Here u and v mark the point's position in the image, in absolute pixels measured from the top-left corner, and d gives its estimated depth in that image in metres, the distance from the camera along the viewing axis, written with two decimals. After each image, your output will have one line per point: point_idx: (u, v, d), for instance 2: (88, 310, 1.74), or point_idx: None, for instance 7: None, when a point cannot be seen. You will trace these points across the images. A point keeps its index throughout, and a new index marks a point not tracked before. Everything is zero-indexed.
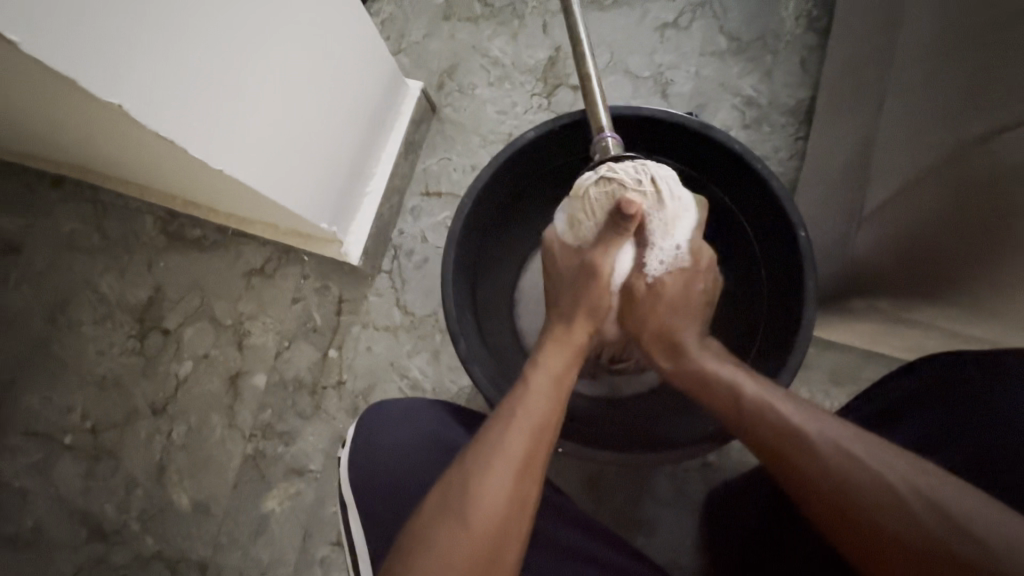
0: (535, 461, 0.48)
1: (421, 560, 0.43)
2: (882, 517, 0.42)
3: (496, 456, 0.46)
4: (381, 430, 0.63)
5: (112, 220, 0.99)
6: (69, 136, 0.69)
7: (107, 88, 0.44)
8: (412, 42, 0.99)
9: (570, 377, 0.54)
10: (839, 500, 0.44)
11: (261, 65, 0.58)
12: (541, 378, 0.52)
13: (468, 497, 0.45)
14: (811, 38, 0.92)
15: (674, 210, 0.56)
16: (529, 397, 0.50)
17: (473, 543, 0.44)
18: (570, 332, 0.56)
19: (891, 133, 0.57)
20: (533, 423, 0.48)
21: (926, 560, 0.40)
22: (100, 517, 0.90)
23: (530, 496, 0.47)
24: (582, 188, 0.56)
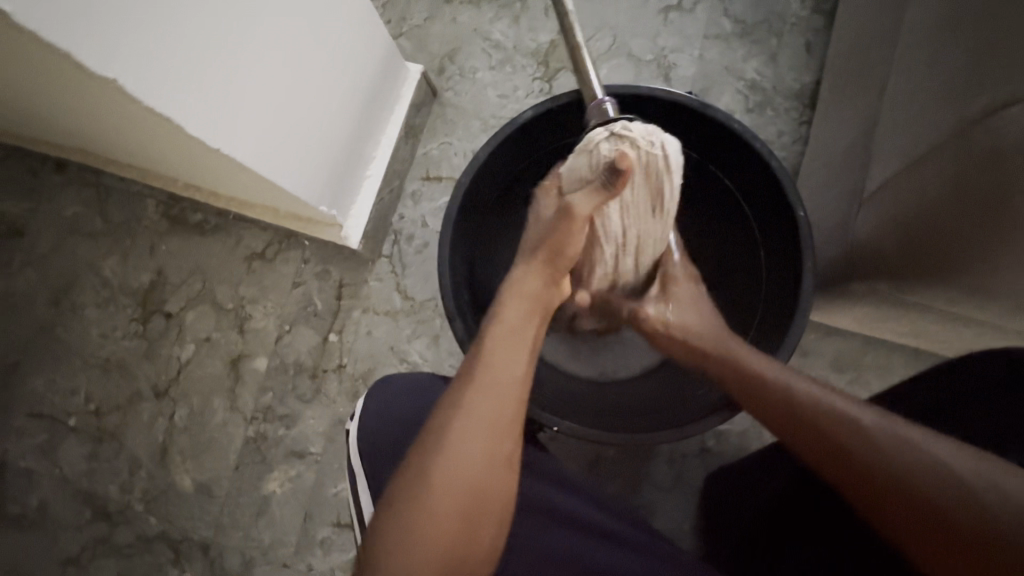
0: (504, 418, 0.47)
1: (399, 518, 0.44)
2: (887, 478, 0.42)
3: (461, 414, 0.46)
4: (389, 404, 0.62)
5: (115, 204, 0.99)
6: (69, 117, 0.69)
7: (98, 61, 0.43)
8: (413, 26, 0.99)
9: (528, 328, 0.52)
10: (844, 463, 0.44)
11: (260, 44, 0.58)
12: (501, 332, 0.51)
13: (436, 457, 0.45)
14: (817, 21, 0.90)
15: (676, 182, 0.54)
16: (490, 353, 0.49)
17: (445, 499, 0.44)
18: (524, 279, 0.54)
19: (893, 114, 0.57)
20: (500, 380, 0.48)
21: (929, 523, 0.40)
22: (105, 497, 0.91)
23: (500, 451, 0.47)
24: (593, 141, 0.52)
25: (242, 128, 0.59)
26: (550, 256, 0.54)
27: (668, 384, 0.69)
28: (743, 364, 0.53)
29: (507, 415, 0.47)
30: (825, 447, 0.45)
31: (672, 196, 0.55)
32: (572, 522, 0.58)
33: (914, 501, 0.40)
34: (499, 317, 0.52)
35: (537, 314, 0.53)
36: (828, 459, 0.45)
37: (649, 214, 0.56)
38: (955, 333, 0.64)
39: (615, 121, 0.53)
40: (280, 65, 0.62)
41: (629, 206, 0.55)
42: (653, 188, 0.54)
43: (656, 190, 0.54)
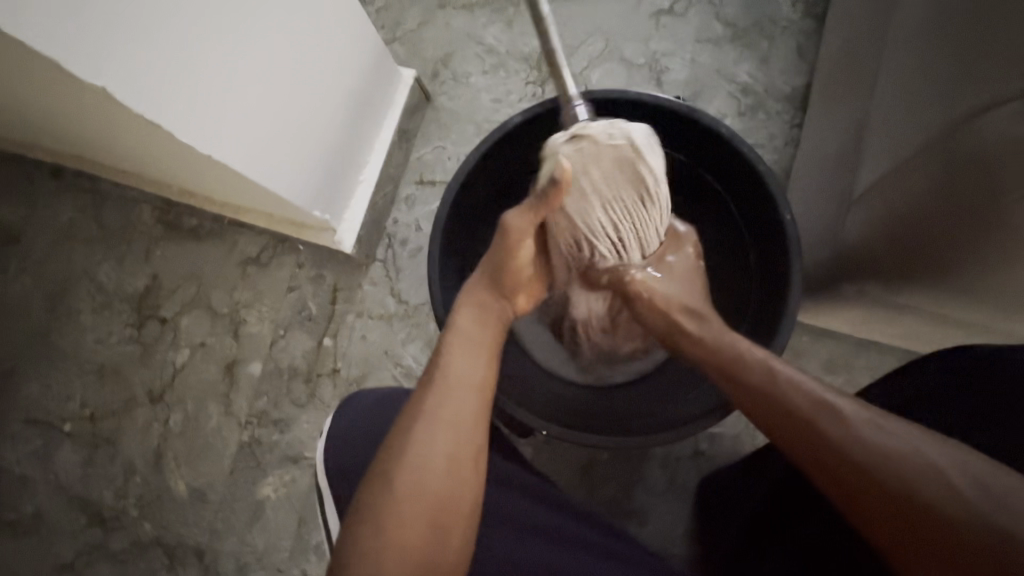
0: (467, 422, 0.48)
1: (371, 524, 0.43)
2: (873, 475, 0.40)
3: (424, 419, 0.47)
4: (354, 419, 0.63)
5: (110, 210, 1.00)
6: (63, 124, 0.70)
7: (89, 69, 0.44)
8: (406, 31, 0.99)
9: (483, 331, 0.53)
10: (832, 461, 0.42)
11: (253, 51, 0.59)
12: (459, 340, 0.52)
13: (398, 461, 0.45)
14: (808, 24, 0.91)
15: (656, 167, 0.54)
16: (453, 357, 0.50)
17: (414, 502, 0.44)
18: (475, 289, 0.55)
19: (881, 116, 0.57)
20: (461, 383, 0.49)
21: (915, 520, 0.39)
22: (100, 503, 0.91)
23: (468, 454, 0.47)
24: (553, 147, 0.53)
25: (234, 133, 0.60)
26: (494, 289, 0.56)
27: (659, 387, 0.70)
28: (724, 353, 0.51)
29: (470, 418, 0.48)
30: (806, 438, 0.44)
31: (654, 178, 0.54)
32: (556, 536, 0.58)
33: (898, 498, 0.39)
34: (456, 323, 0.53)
35: (489, 320, 0.54)
36: (812, 452, 0.43)
37: (637, 208, 0.55)
38: (945, 335, 0.64)
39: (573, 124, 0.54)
40: (272, 72, 0.62)
41: (620, 204, 0.55)
42: (633, 181, 0.53)
43: (637, 178, 0.53)
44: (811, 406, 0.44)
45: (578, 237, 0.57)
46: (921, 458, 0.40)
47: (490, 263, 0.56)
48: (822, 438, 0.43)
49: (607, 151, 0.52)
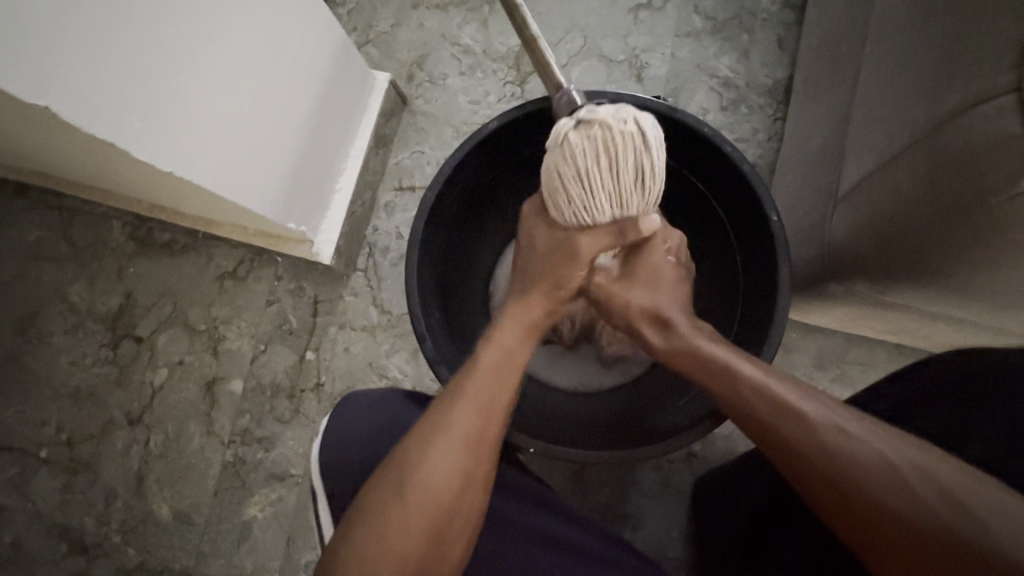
0: (483, 441, 0.46)
1: (368, 529, 0.43)
2: (882, 502, 0.38)
3: (440, 434, 0.45)
4: (340, 426, 0.60)
5: (79, 227, 0.96)
6: (20, 141, 0.66)
7: (29, 88, 0.40)
8: (380, 33, 0.96)
9: (519, 351, 0.50)
10: (842, 485, 0.40)
11: (212, 59, 0.56)
12: (489, 353, 0.49)
13: (407, 475, 0.44)
14: (787, 15, 0.89)
15: (664, 156, 0.44)
16: (479, 374, 0.48)
17: (411, 523, 0.43)
18: (526, 308, 0.52)
19: (865, 110, 0.56)
20: (482, 402, 0.47)
21: (915, 546, 0.37)
22: (80, 530, 0.88)
23: (473, 480, 0.46)
24: (559, 134, 0.43)
25: (196, 147, 0.57)
26: (552, 287, 0.52)
27: (652, 391, 0.69)
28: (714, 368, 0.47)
29: (482, 444, 0.46)
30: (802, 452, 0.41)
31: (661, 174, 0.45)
32: (550, 542, 0.57)
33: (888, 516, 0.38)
34: (493, 338, 0.50)
35: (532, 338, 0.52)
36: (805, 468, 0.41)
37: (641, 200, 0.46)
38: (934, 330, 0.63)
39: (583, 102, 0.43)
40: (235, 80, 0.60)
41: (623, 192, 0.45)
42: (636, 174, 0.44)
43: (639, 175, 0.44)
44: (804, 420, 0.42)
45: (573, 224, 0.48)
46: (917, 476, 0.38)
47: (523, 278, 0.53)
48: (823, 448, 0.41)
49: (620, 140, 0.42)
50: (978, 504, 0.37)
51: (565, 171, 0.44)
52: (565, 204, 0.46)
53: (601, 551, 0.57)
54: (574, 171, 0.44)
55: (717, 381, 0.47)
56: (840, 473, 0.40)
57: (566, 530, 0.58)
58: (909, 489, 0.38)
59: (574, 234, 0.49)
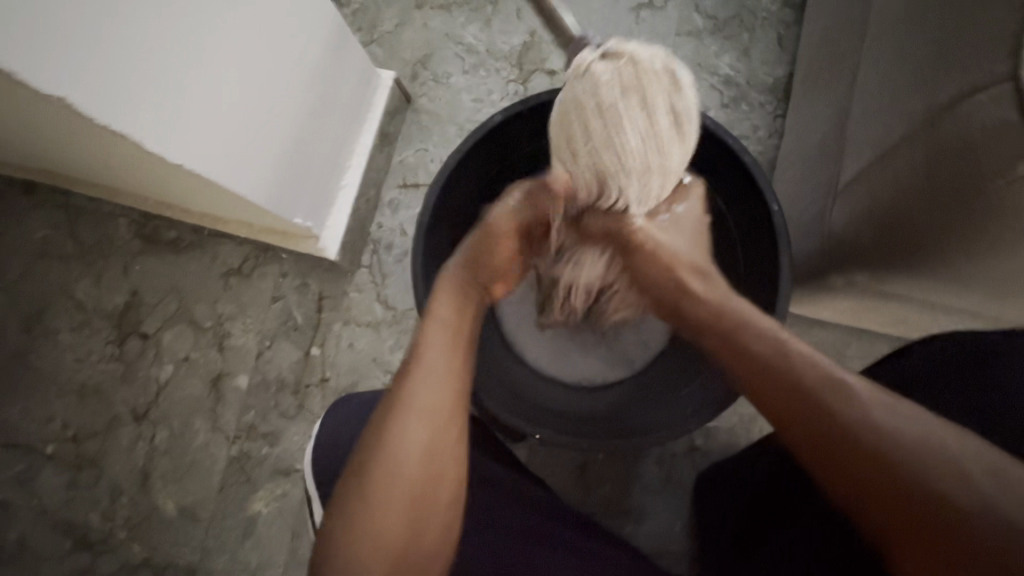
0: (443, 411, 0.45)
1: (359, 525, 0.43)
2: (888, 466, 0.37)
3: (403, 410, 0.45)
4: (337, 426, 0.60)
5: (86, 225, 0.97)
6: (29, 138, 0.67)
7: (47, 80, 0.42)
8: (384, 33, 0.97)
9: (466, 321, 0.49)
10: (840, 449, 0.39)
11: (219, 54, 0.57)
12: (436, 327, 0.48)
13: (384, 456, 0.44)
14: (787, 15, 0.91)
15: (690, 105, 0.48)
16: (431, 347, 0.47)
17: (396, 506, 0.43)
18: (467, 285, 0.51)
19: (863, 104, 0.57)
20: (440, 372, 0.46)
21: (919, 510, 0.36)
22: (85, 526, 0.89)
23: (449, 447, 0.46)
24: (584, 64, 0.46)
25: (205, 141, 0.58)
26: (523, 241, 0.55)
27: (653, 387, 0.70)
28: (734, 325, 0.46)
29: (449, 412, 0.46)
30: (793, 416, 0.41)
31: (687, 117, 0.48)
32: (568, 549, 0.57)
33: (885, 480, 0.37)
34: (432, 311, 0.49)
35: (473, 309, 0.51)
36: (805, 434, 0.40)
37: (670, 144, 0.48)
38: (935, 322, 0.64)
39: (606, 42, 0.47)
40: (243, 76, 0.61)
41: (653, 124, 0.46)
42: (663, 110, 0.46)
43: (666, 112, 0.47)
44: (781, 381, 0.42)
45: (601, 162, 0.48)
46: (908, 436, 0.38)
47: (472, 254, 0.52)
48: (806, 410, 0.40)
49: (647, 72, 0.46)
50: (980, 472, 0.36)
51: (587, 98, 0.46)
52: (594, 135, 0.47)
53: (609, 557, 0.57)
54: (604, 95, 0.45)
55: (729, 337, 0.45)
56: (842, 437, 0.39)
57: (580, 538, 0.58)
58: (897, 449, 0.38)
59: (601, 175, 0.49)
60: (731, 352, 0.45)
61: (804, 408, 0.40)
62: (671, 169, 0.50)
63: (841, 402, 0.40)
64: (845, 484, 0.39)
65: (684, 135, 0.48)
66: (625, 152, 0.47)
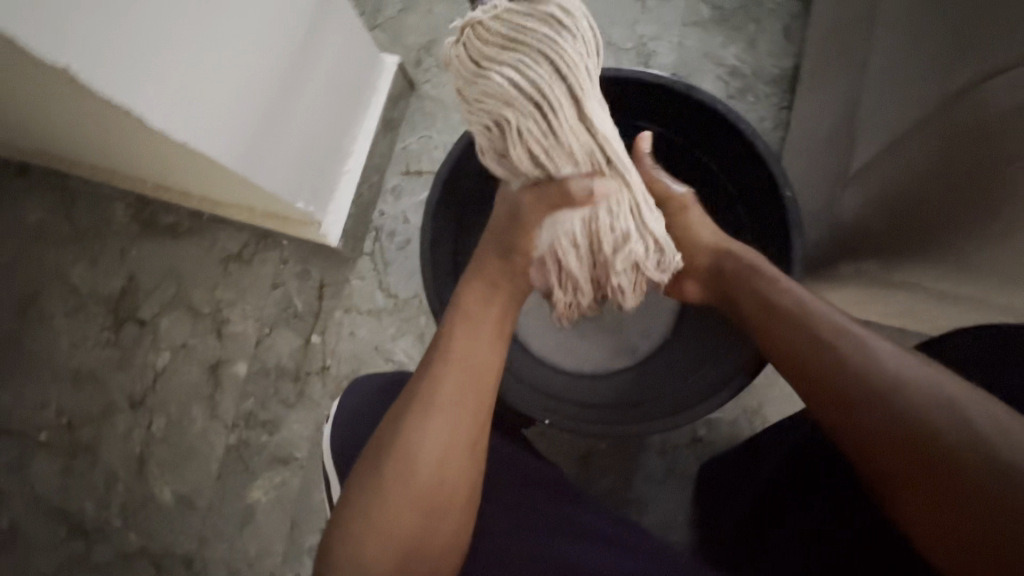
0: (464, 401, 0.47)
1: (374, 507, 0.44)
2: (911, 434, 0.39)
3: (423, 400, 0.46)
4: (353, 408, 0.59)
5: (82, 208, 0.95)
6: (28, 116, 0.66)
7: (49, 46, 0.41)
8: (387, 18, 0.96)
9: (489, 316, 0.51)
10: (857, 417, 0.41)
11: (224, 29, 0.55)
12: (462, 324, 0.50)
13: (398, 444, 0.45)
14: (793, 6, 0.90)
15: (559, 5, 0.43)
16: (456, 342, 0.49)
17: (407, 490, 0.44)
18: (489, 270, 0.53)
19: (877, 91, 0.56)
20: (460, 362, 0.48)
21: (931, 473, 0.37)
22: (80, 514, 0.87)
23: (467, 438, 0.47)
24: (443, 52, 0.46)
25: (210, 119, 0.57)
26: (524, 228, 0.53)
27: (658, 375, 0.70)
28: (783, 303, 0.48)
29: (468, 404, 0.47)
30: (807, 382, 0.44)
31: (563, 33, 0.43)
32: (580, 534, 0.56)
33: (908, 446, 0.39)
34: (464, 305, 0.52)
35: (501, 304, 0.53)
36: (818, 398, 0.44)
37: (548, 55, 0.42)
38: (941, 311, 0.64)
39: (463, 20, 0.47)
40: (251, 53, 0.59)
41: (516, 48, 0.43)
42: (530, 41, 0.42)
43: (532, 42, 0.43)
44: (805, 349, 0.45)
45: (487, 111, 0.44)
46: (918, 398, 0.39)
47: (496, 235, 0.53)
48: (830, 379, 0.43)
49: (491, 23, 0.43)
50: (989, 432, 0.37)
51: (457, 78, 0.45)
52: (468, 96, 0.45)
53: (621, 538, 0.56)
54: (463, 54, 0.44)
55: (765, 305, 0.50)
56: (862, 407, 0.41)
57: (594, 521, 0.57)
58: (919, 416, 0.39)
59: (498, 122, 0.45)
60: (766, 311, 0.49)
61: (818, 376, 0.44)
62: (572, 80, 0.43)
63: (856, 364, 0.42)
64: (873, 452, 0.40)
65: (558, 50, 0.43)
66: (503, 93, 0.43)
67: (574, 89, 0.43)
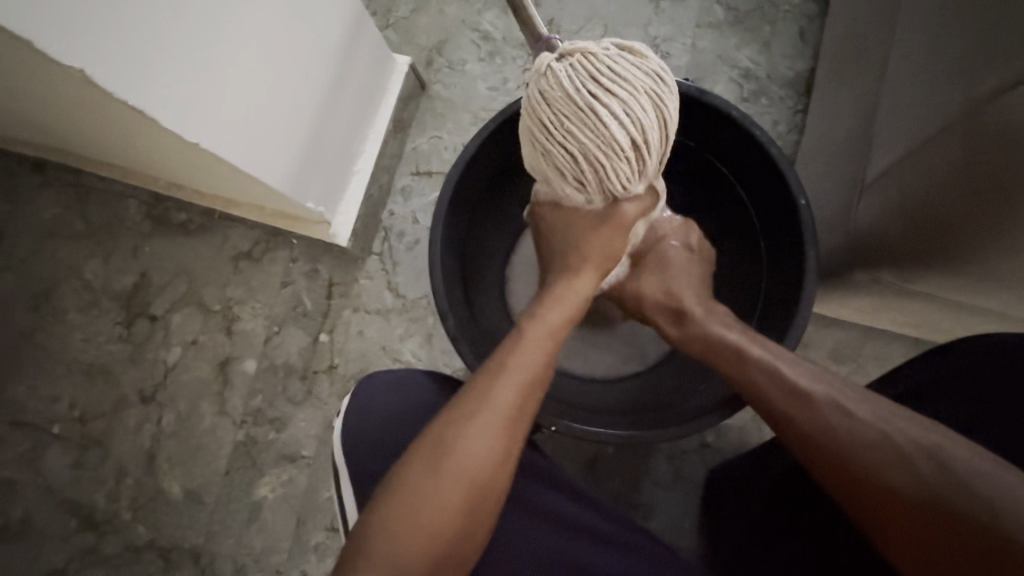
0: (523, 415, 0.47)
1: (408, 507, 0.43)
2: (896, 477, 0.40)
3: (484, 410, 0.46)
4: (364, 407, 0.59)
5: (96, 205, 0.96)
6: (45, 115, 0.67)
7: (66, 49, 0.41)
8: (399, 18, 0.96)
9: (560, 332, 0.52)
10: (842, 459, 0.42)
11: (241, 33, 0.56)
12: (538, 331, 0.51)
13: (450, 450, 0.45)
14: (810, 8, 0.89)
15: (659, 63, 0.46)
16: (521, 355, 0.49)
17: (453, 497, 0.44)
18: (575, 285, 0.54)
19: (894, 98, 0.56)
20: (525, 379, 0.48)
21: (926, 514, 0.39)
22: (91, 506, 0.89)
23: (514, 454, 0.47)
24: (544, 67, 0.45)
25: (222, 121, 0.57)
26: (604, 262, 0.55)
27: (668, 382, 0.69)
28: (725, 352, 0.51)
29: (522, 421, 0.47)
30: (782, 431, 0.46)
31: (664, 86, 0.46)
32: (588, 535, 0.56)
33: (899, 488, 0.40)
34: (540, 316, 0.52)
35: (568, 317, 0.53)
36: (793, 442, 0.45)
37: (652, 103, 0.45)
38: (957, 321, 0.63)
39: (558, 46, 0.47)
40: (265, 55, 0.60)
41: (626, 93, 0.44)
42: (639, 87, 0.45)
43: (640, 91, 0.45)
44: (792, 389, 0.46)
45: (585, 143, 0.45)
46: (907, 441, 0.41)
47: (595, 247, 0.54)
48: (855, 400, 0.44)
49: (604, 63, 0.44)
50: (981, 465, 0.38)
51: (556, 102, 0.45)
52: (564, 123, 0.45)
53: (634, 543, 0.56)
54: (570, 81, 0.44)
55: (723, 358, 0.51)
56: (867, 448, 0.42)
57: (604, 524, 0.57)
58: (916, 461, 0.40)
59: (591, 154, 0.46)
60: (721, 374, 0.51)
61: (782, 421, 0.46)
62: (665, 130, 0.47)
63: (837, 414, 0.44)
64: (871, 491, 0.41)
65: (659, 99, 0.46)
66: (610, 131, 0.44)
67: (664, 136, 0.47)
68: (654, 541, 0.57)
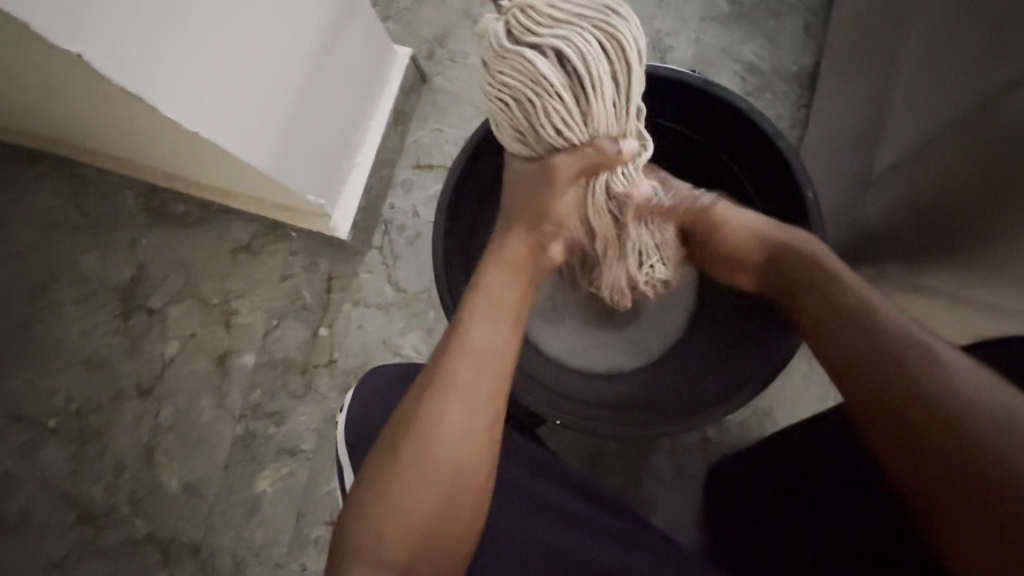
0: (482, 388, 0.46)
1: (386, 496, 0.44)
2: (949, 440, 0.37)
3: (441, 387, 0.45)
4: (369, 398, 0.59)
5: (93, 196, 0.95)
6: (42, 104, 0.66)
7: (64, 33, 0.41)
8: (400, 9, 0.95)
9: (513, 301, 0.50)
10: (899, 419, 0.40)
11: (243, 23, 0.55)
12: (483, 302, 0.49)
13: (413, 432, 0.45)
14: (814, 3, 0.88)
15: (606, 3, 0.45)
16: (473, 329, 0.48)
17: (425, 479, 0.44)
18: (505, 247, 0.51)
19: (903, 93, 0.55)
20: (478, 350, 0.47)
21: (970, 485, 0.36)
22: (89, 500, 0.88)
23: (481, 427, 0.46)
24: (482, 23, 0.47)
25: (224, 110, 0.57)
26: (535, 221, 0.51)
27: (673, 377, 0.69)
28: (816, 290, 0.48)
29: (484, 391, 0.46)
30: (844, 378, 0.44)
31: (609, 25, 0.45)
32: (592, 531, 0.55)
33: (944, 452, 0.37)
34: (485, 288, 0.50)
35: (523, 285, 0.51)
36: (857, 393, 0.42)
37: (590, 42, 0.44)
38: None
39: None
40: (267, 45, 0.59)
41: (558, 32, 0.44)
42: (574, 27, 0.44)
43: (574, 31, 0.44)
44: (870, 335, 0.43)
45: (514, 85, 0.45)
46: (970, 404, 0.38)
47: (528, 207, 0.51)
48: (858, 377, 0.42)
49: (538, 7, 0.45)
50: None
51: (489, 50, 0.46)
52: (496, 70, 0.46)
53: (639, 539, 0.56)
54: (500, 29, 0.45)
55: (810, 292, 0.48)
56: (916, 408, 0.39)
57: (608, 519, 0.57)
58: (974, 428, 0.37)
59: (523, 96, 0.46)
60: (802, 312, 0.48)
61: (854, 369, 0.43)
62: (608, 69, 0.45)
63: (938, 374, 0.39)
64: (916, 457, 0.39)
65: (601, 38, 0.44)
66: (536, 68, 0.44)
67: (609, 75, 0.45)
68: (659, 538, 0.57)
